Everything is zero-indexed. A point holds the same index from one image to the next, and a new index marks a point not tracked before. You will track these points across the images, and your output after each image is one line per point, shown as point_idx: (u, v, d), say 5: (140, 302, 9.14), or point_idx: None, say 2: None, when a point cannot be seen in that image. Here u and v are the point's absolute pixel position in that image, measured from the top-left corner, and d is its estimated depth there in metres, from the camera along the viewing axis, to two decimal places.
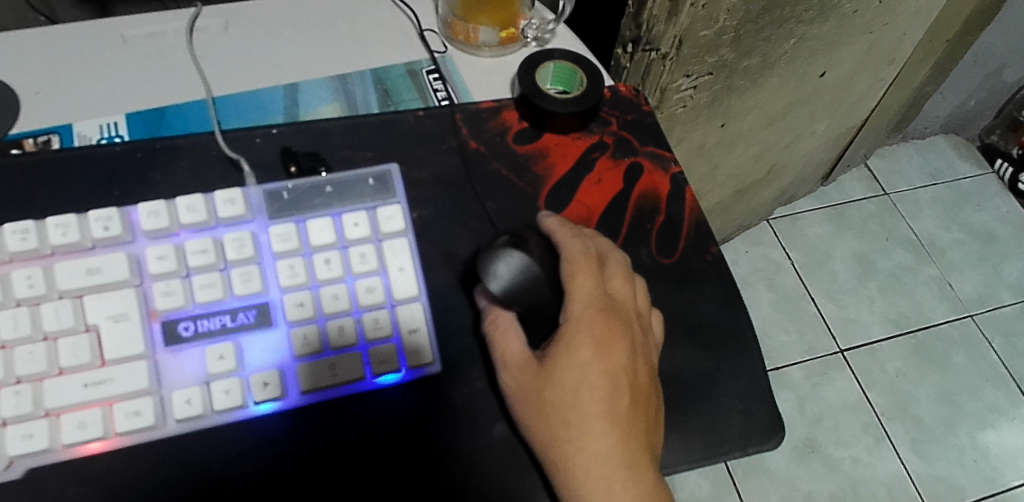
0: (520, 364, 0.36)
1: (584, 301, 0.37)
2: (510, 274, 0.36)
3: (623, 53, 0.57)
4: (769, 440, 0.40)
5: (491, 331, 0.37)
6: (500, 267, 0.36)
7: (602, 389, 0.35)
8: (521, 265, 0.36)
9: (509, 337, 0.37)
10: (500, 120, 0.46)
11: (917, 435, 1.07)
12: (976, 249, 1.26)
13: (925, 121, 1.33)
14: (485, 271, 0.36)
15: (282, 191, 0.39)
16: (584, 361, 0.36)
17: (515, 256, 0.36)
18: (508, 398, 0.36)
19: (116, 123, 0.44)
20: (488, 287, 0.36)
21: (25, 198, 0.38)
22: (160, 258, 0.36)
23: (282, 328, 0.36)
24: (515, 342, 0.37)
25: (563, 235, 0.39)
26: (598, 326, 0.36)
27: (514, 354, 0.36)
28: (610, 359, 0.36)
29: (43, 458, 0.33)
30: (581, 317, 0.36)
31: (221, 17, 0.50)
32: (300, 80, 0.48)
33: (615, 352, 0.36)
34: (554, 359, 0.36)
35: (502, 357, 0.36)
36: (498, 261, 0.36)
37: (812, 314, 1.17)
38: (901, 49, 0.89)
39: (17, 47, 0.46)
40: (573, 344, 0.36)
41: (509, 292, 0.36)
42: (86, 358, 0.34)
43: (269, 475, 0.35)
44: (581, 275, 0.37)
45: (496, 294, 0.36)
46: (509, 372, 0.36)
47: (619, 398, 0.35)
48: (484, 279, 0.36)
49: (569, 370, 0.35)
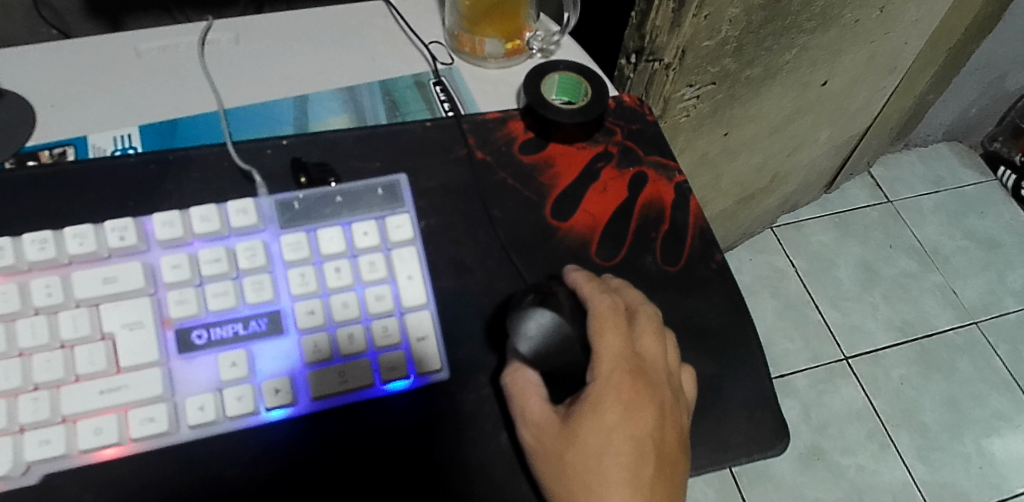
0: (543, 423, 0.36)
1: (612, 361, 0.37)
2: (539, 334, 0.36)
3: (627, 63, 0.58)
4: (774, 446, 0.40)
5: (509, 385, 0.37)
6: (530, 326, 0.36)
7: (627, 455, 0.35)
8: (550, 324, 0.36)
9: (530, 393, 0.36)
10: (507, 129, 0.47)
11: (922, 442, 1.07)
12: (980, 256, 1.26)
13: (927, 129, 1.33)
14: (515, 329, 0.37)
15: (293, 201, 0.40)
16: (610, 425, 0.35)
17: (545, 314, 0.36)
18: (528, 456, 0.36)
19: (129, 135, 0.45)
20: (517, 346, 0.37)
21: (42, 209, 0.39)
22: (174, 267, 0.37)
23: (293, 336, 0.37)
24: (537, 399, 0.36)
25: (592, 290, 0.39)
26: (625, 389, 0.36)
27: (536, 412, 0.36)
28: (636, 425, 0.36)
29: (60, 463, 0.34)
30: (608, 379, 0.36)
31: (232, 30, 0.51)
32: (310, 91, 0.49)
33: (642, 416, 0.36)
34: (579, 420, 0.35)
35: (523, 414, 0.36)
36: (527, 319, 0.36)
37: (817, 322, 1.18)
38: (902, 57, 0.90)
39: (31, 60, 0.47)
40: (600, 407, 0.35)
41: (538, 352, 0.36)
42: (102, 365, 0.35)
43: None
44: (610, 333, 0.37)
45: (524, 353, 0.37)
46: (530, 430, 0.36)
47: (644, 465, 0.35)
48: (514, 337, 0.37)
49: (593, 434, 0.35)
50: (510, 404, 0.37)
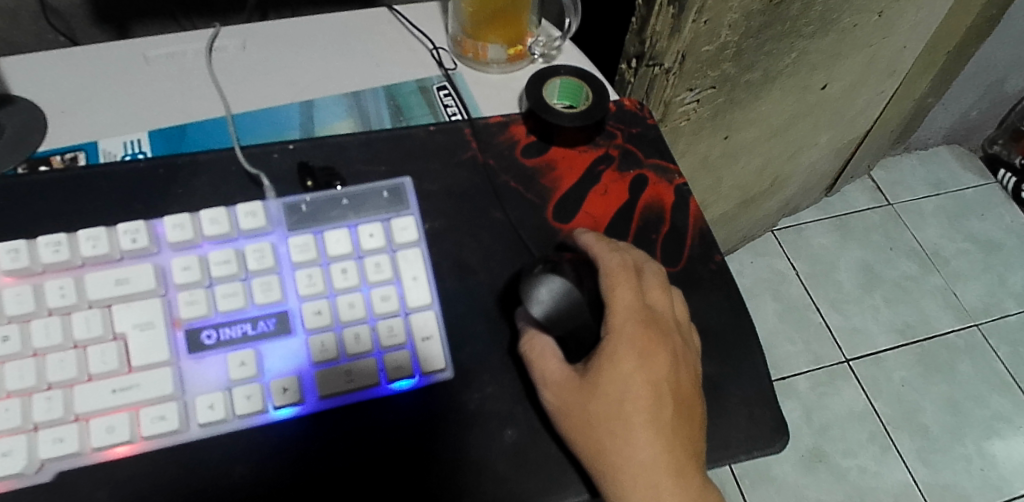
0: (562, 380, 0.37)
1: (625, 313, 0.38)
2: (552, 298, 0.37)
3: (627, 68, 0.60)
4: (775, 443, 0.40)
5: (528, 351, 0.38)
6: (542, 292, 0.37)
7: (647, 400, 0.36)
8: (561, 290, 0.37)
9: (546, 357, 0.37)
10: (509, 133, 0.48)
11: (924, 444, 1.08)
12: (981, 259, 1.26)
13: (927, 132, 1.34)
14: (527, 296, 0.38)
15: (300, 204, 0.41)
16: (628, 373, 0.36)
17: (556, 281, 0.38)
18: (551, 412, 0.37)
19: (138, 140, 0.46)
20: (530, 311, 0.37)
21: (54, 212, 0.40)
22: (184, 269, 0.37)
23: (300, 336, 0.38)
24: (554, 360, 0.37)
25: (600, 251, 0.40)
26: (639, 338, 0.37)
27: (554, 371, 0.37)
28: (653, 370, 0.37)
29: (73, 461, 0.35)
30: (622, 330, 0.37)
31: (239, 37, 0.52)
32: (316, 97, 0.50)
33: (658, 361, 0.37)
34: (598, 372, 0.36)
35: (542, 376, 0.37)
36: (540, 286, 0.38)
37: (818, 324, 1.18)
38: (901, 61, 0.90)
39: (41, 67, 0.48)
40: (617, 357, 0.37)
41: (551, 315, 0.37)
42: (114, 365, 0.36)
43: (323, 471, 0.36)
44: (621, 288, 0.38)
45: (538, 318, 0.38)
46: (551, 390, 0.37)
47: (663, 408, 0.36)
48: (527, 303, 0.38)
49: (613, 382, 0.36)
50: (529, 369, 0.38)
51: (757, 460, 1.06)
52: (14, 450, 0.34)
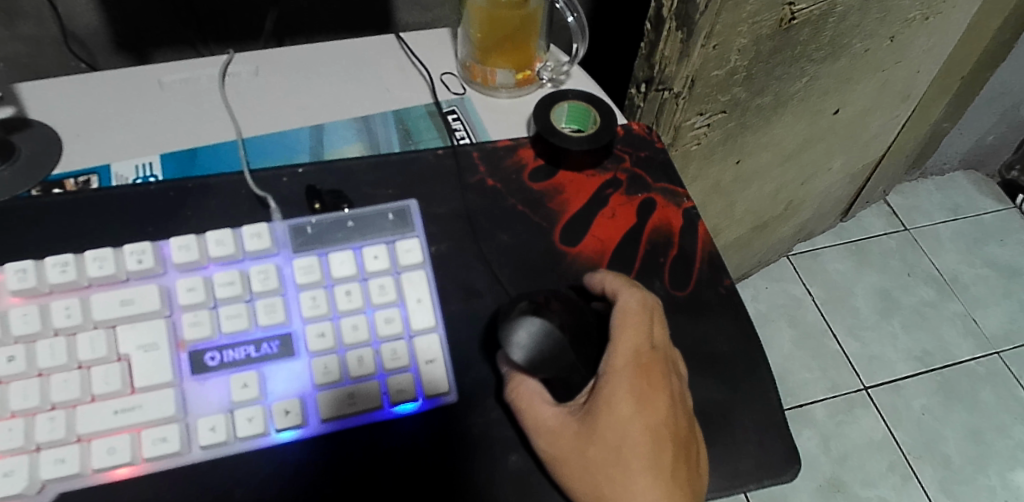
0: (557, 428, 0.36)
1: (626, 354, 0.37)
2: (531, 342, 0.36)
3: (637, 93, 0.60)
4: (786, 472, 0.40)
5: (515, 400, 0.37)
6: (520, 335, 0.36)
7: (646, 445, 0.36)
8: (540, 331, 0.36)
9: (537, 404, 0.37)
10: (517, 157, 0.48)
11: (945, 474, 1.05)
12: (1001, 285, 1.24)
13: (943, 158, 1.33)
14: (505, 340, 0.36)
15: (305, 226, 0.41)
16: (626, 418, 0.36)
17: (535, 322, 0.36)
18: (547, 464, 0.36)
19: (150, 163, 0.46)
20: (510, 356, 0.36)
21: (67, 234, 0.40)
22: (189, 290, 0.37)
23: (304, 358, 0.38)
24: (546, 406, 0.37)
25: (622, 288, 0.40)
26: (638, 381, 0.37)
27: (549, 418, 0.36)
28: (652, 414, 0.36)
29: (74, 482, 0.35)
30: (620, 372, 0.37)
31: (252, 63, 0.53)
32: (326, 121, 0.50)
33: (657, 405, 0.36)
34: (595, 417, 0.36)
35: (535, 424, 0.36)
36: (518, 328, 0.36)
37: (835, 352, 1.16)
38: (915, 86, 0.90)
39: (56, 91, 0.49)
40: (614, 402, 0.36)
41: (532, 359, 0.36)
42: (117, 386, 0.36)
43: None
44: (629, 328, 0.38)
45: (518, 362, 0.36)
46: (545, 438, 0.36)
47: (662, 452, 0.36)
48: (506, 347, 0.36)
49: (611, 428, 0.36)
50: (520, 418, 0.37)
51: (773, 489, 1.04)
52: (16, 470, 0.34)
